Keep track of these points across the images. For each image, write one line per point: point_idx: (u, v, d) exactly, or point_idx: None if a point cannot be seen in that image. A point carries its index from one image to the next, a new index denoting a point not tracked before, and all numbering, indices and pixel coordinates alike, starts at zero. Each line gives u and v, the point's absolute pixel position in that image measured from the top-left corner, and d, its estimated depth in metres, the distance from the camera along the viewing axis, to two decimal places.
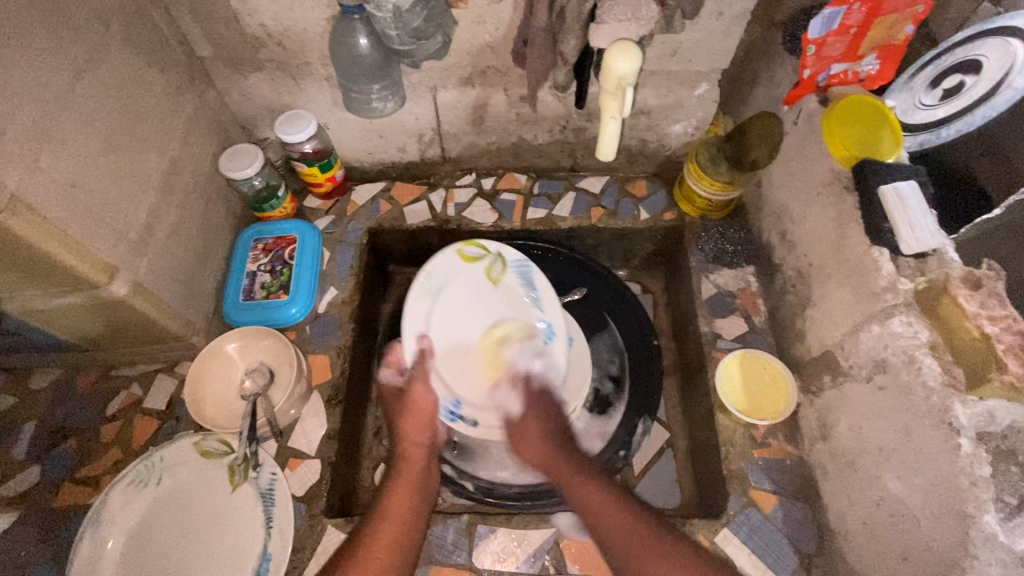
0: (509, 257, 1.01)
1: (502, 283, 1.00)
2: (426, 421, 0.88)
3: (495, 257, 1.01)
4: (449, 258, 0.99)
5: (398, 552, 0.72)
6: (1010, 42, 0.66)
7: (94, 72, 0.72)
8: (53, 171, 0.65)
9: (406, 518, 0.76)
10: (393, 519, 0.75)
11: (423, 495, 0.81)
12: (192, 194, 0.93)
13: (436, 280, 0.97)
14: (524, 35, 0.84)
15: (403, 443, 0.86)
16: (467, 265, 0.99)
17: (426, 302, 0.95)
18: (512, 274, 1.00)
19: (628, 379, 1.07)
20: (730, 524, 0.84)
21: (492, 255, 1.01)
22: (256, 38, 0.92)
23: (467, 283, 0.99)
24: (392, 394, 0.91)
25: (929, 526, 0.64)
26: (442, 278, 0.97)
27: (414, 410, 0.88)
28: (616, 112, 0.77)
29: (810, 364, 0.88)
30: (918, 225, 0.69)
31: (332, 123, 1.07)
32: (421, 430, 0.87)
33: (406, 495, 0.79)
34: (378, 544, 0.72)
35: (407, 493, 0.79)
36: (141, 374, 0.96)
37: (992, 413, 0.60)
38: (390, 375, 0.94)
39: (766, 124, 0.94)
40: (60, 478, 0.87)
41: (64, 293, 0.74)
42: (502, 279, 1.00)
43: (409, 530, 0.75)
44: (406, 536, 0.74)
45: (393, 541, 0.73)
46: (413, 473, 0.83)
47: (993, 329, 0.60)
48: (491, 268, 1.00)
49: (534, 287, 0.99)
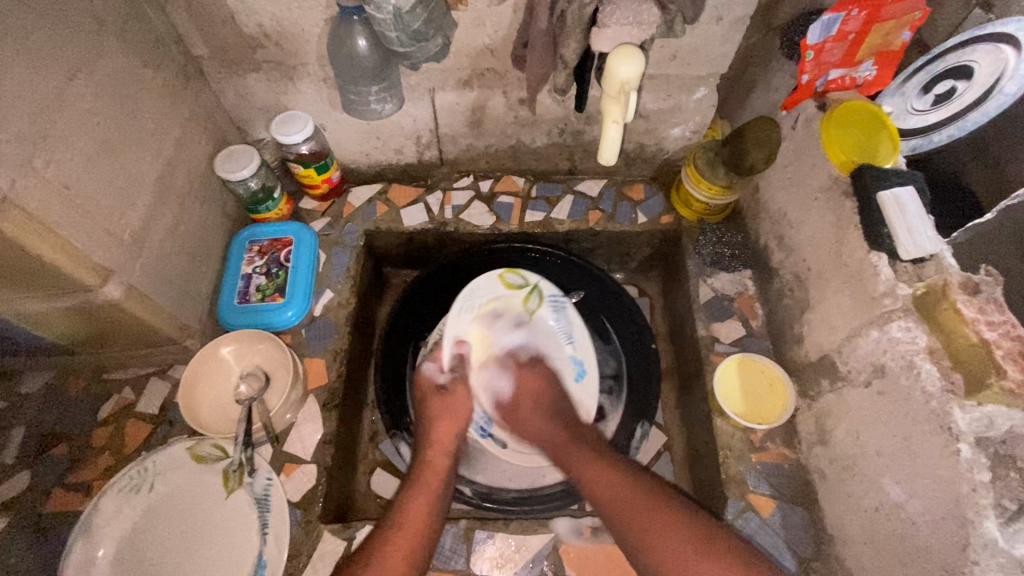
0: (545, 289, 0.99)
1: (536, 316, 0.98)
2: (453, 427, 0.89)
3: (532, 288, 0.98)
4: (490, 280, 0.97)
5: (417, 553, 0.74)
6: (1001, 48, 0.68)
7: (89, 72, 0.71)
8: (47, 172, 0.64)
9: (426, 519, 0.77)
10: (414, 520, 0.76)
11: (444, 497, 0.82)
12: (187, 196, 0.92)
13: (478, 299, 0.96)
14: (524, 38, 0.84)
15: (430, 446, 0.88)
16: (505, 291, 0.97)
17: (468, 315, 0.94)
18: (546, 306, 0.98)
19: (626, 381, 1.06)
20: (729, 529, 0.84)
21: (531, 286, 0.98)
22: (253, 39, 0.91)
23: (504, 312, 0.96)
24: (431, 389, 0.91)
25: (928, 531, 0.65)
26: (484, 299, 0.96)
27: (451, 413, 0.90)
28: (619, 117, 0.75)
29: (808, 368, 0.89)
30: (917, 230, 0.70)
31: (328, 125, 1.06)
32: (447, 436, 0.88)
33: (427, 502, 0.79)
34: (393, 552, 0.72)
35: (427, 493, 0.81)
36: (133, 378, 0.95)
37: (990, 418, 0.61)
38: (433, 369, 0.93)
39: (765, 130, 0.91)
40: (50, 484, 0.86)
41: (57, 296, 0.73)
42: (537, 310, 0.98)
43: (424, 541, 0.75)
44: (427, 536, 0.76)
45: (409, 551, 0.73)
46: (435, 473, 0.85)
47: (991, 334, 0.61)
48: (527, 299, 0.98)
49: (564, 318, 0.98)
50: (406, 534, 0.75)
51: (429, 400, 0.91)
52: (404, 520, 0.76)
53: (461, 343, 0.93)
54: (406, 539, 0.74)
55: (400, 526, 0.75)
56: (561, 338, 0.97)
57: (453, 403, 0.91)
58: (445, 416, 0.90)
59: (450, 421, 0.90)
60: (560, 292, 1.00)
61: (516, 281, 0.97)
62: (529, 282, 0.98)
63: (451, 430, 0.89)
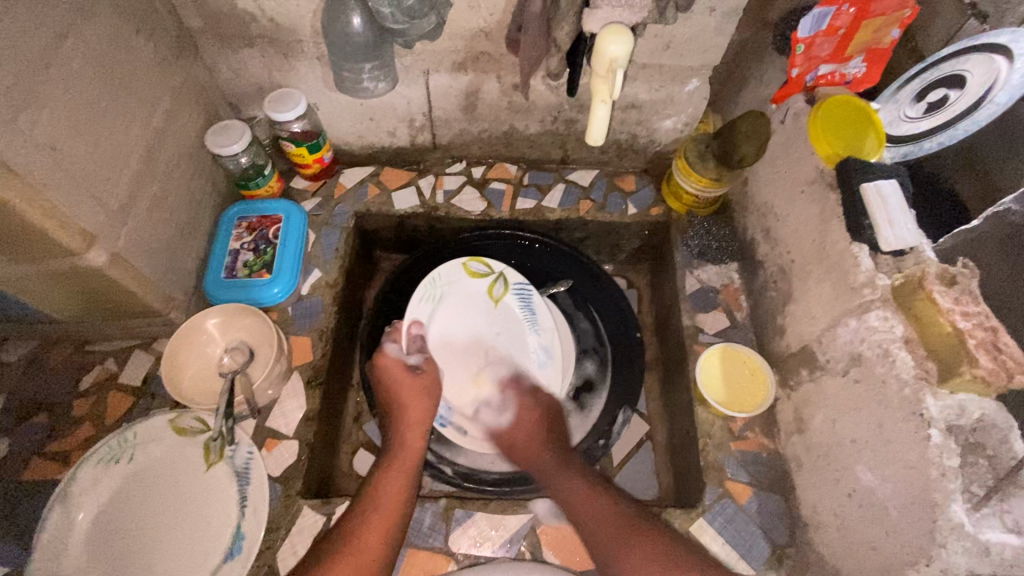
0: (511, 277, 1.06)
1: (502, 302, 1.06)
2: (426, 403, 0.91)
3: (498, 276, 1.06)
4: (453, 268, 1.05)
5: (390, 535, 0.74)
6: (994, 58, 0.67)
7: (80, 35, 0.71)
8: (34, 132, 0.64)
9: (400, 499, 0.78)
10: (388, 496, 0.78)
11: (416, 477, 0.83)
12: (176, 168, 0.92)
13: (439, 287, 1.03)
14: (519, 20, 0.85)
15: (407, 426, 0.88)
16: (468, 278, 1.06)
17: (428, 304, 1.02)
18: (512, 294, 1.06)
19: (610, 367, 1.07)
20: (706, 514, 0.85)
21: (495, 273, 1.06)
22: (248, 13, 0.91)
23: (469, 297, 1.05)
24: (401, 370, 0.92)
25: (897, 515, 0.66)
26: (445, 286, 1.04)
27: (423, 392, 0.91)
28: (606, 96, 0.77)
29: (789, 358, 0.90)
30: (897, 223, 0.71)
31: (322, 104, 1.06)
32: (421, 414, 0.90)
33: (399, 477, 0.81)
34: (369, 540, 0.73)
35: (403, 475, 0.81)
36: (116, 350, 0.94)
37: (962, 406, 0.63)
38: (396, 351, 0.95)
39: (755, 123, 0.95)
40: (29, 453, 0.86)
41: (42, 259, 0.73)
42: (503, 298, 1.06)
43: (400, 521, 0.76)
44: (402, 515, 0.77)
45: (382, 538, 0.73)
46: (411, 454, 0.85)
47: (965, 324, 0.61)
48: (493, 287, 1.06)
49: (530, 307, 1.04)
50: (382, 517, 0.75)
51: (398, 381, 0.91)
52: (379, 499, 0.77)
53: (420, 325, 0.98)
54: (382, 521, 0.75)
55: (378, 508, 0.76)
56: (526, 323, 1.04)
57: (428, 382, 0.93)
58: (413, 397, 0.90)
59: (421, 397, 0.91)
60: (527, 280, 1.06)
61: (481, 270, 1.06)
62: (494, 270, 1.06)
63: (425, 407, 0.90)
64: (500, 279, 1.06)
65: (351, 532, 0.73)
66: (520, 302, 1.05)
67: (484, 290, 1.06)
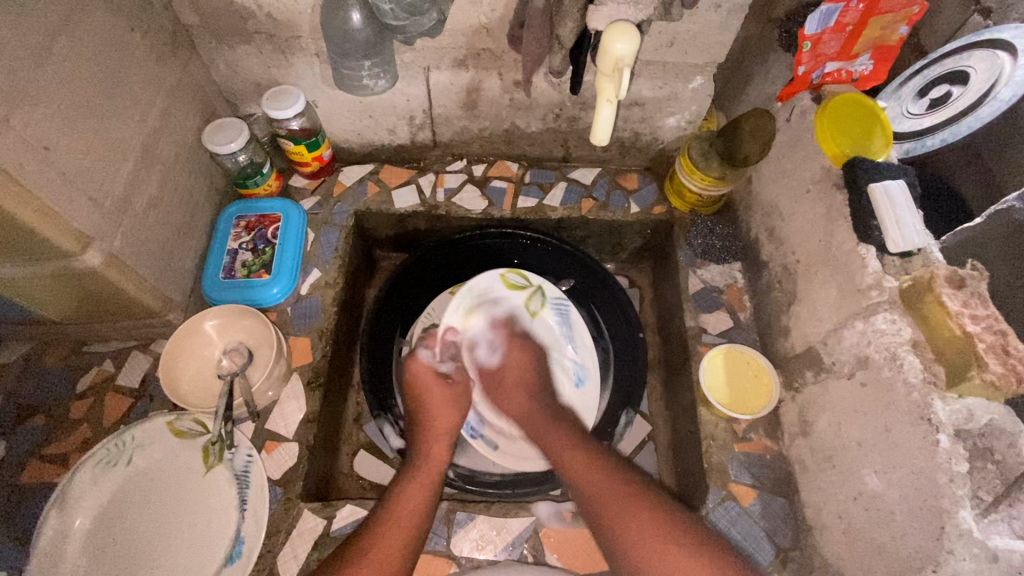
0: (549, 292, 1.07)
1: (539, 316, 1.06)
2: (455, 413, 0.92)
3: (536, 289, 1.07)
4: (493, 278, 1.05)
5: (409, 548, 0.73)
6: (998, 54, 0.67)
7: (73, 33, 0.70)
8: (26, 132, 0.63)
9: (419, 510, 0.77)
10: (408, 512, 0.77)
11: (438, 487, 0.82)
12: (173, 168, 0.90)
13: (478, 296, 1.03)
14: (521, 17, 0.84)
15: (432, 435, 0.89)
16: (508, 290, 1.05)
17: (466, 311, 1.01)
18: (549, 310, 1.06)
19: (612, 366, 1.06)
20: (709, 517, 0.85)
21: (533, 287, 1.07)
22: (244, 9, 0.89)
23: (508, 307, 1.05)
24: (434, 377, 0.93)
25: (904, 521, 0.65)
26: (483, 295, 1.03)
27: (455, 404, 0.92)
28: (612, 96, 0.75)
29: (794, 360, 0.89)
30: (905, 224, 0.69)
31: (321, 101, 1.05)
32: (448, 424, 0.90)
33: (421, 491, 0.80)
34: (386, 552, 0.72)
35: (425, 488, 0.81)
36: (113, 351, 0.93)
37: (971, 411, 0.62)
38: (430, 358, 0.95)
39: (758, 121, 0.91)
40: (27, 455, 0.85)
41: (35, 261, 0.71)
42: (541, 313, 1.06)
43: (419, 533, 0.75)
44: (420, 530, 0.76)
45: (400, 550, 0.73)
46: (436, 463, 0.85)
47: (974, 328, 0.60)
48: (531, 300, 1.06)
49: (568, 323, 1.06)
50: (400, 529, 0.74)
51: (428, 388, 0.92)
52: (397, 512, 0.76)
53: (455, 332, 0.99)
54: (401, 533, 0.74)
55: (394, 519, 0.75)
56: (562, 339, 1.05)
57: (459, 393, 0.94)
58: (442, 407, 0.91)
59: (448, 409, 0.92)
60: (565, 296, 1.07)
61: (518, 282, 1.06)
62: (533, 283, 1.07)
63: (452, 417, 0.91)
64: (537, 292, 1.06)
65: (368, 544, 0.72)
66: (558, 318, 1.06)
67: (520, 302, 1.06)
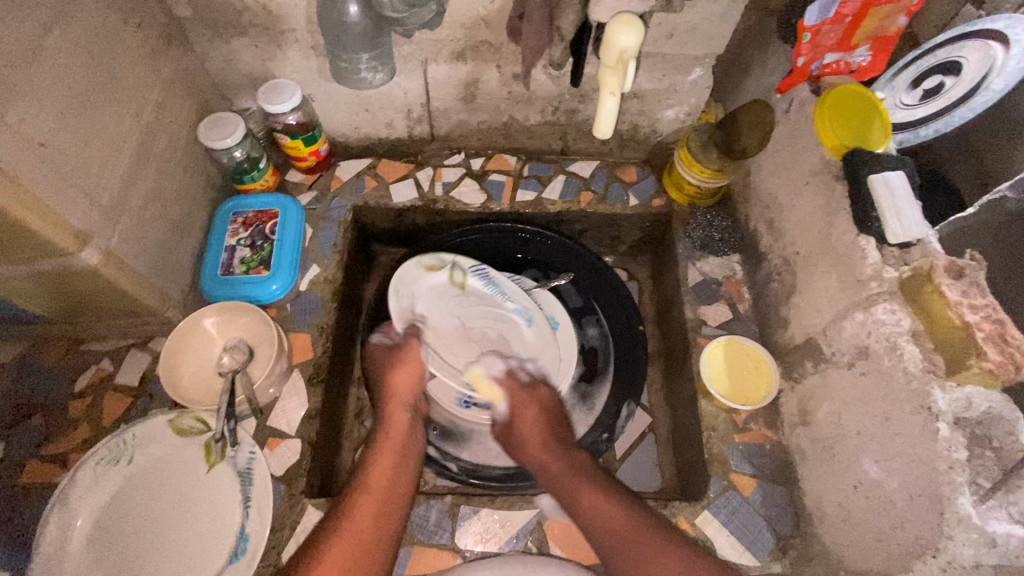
0: (464, 261, 1.03)
1: (467, 286, 1.03)
2: (414, 373, 0.87)
3: (453, 265, 1.03)
4: (412, 270, 1.00)
5: (389, 520, 0.73)
6: (990, 45, 0.66)
7: (65, 24, 0.68)
8: (22, 128, 0.62)
9: (390, 484, 0.76)
10: (378, 483, 0.75)
11: (408, 458, 0.81)
12: (169, 164, 0.89)
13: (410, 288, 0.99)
14: (520, 9, 0.84)
15: (387, 399, 0.86)
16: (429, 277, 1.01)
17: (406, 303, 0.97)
18: (472, 277, 1.03)
19: (612, 346, 1.07)
20: (711, 507, 0.86)
21: (448, 263, 1.03)
22: (239, 1, 0.88)
23: (435, 295, 1.01)
24: (384, 351, 0.90)
25: (904, 507, 0.66)
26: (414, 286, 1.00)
27: (409, 362, 0.88)
28: (616, 88, 0.74)
29: (792, 351, 0.90)
30: (904, 216, 0.69)
31: (317, 94, 1.04)
32: (409, 384, 0.87)
33: (388, 463, 0.78)
34: (358, 525, 0.70)
35: (391, 457, 0.79)
36: (111, 350, 0.92)
37: (969, 399, 0.62)
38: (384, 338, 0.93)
39: (759, 112, 0.91)
40: (26, 455, 0.84)
41: (32, 260, 0.71)
42: (466, 283, 1.03)
43: (392, 504, 0.74)
44: (396, 501, 0.75)
45: (373, 523, 0.71)
46: (400, 437, 0.82)
47: (972, 317, 0.61)
48: (453, 276, 1.03)
49: (493, 283, 1.03)
50: (373, 500, 0.73)
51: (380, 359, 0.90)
52: (368, 481, 0.75)
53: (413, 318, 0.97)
54: (373, 504, 0.73)
55: (367, 491, 0.74)
56: (497, 298, 1.03)
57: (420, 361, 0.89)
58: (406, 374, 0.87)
59: (409, 371, 0.87)
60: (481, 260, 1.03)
61: (434, 262, 1.02)
62: (447, 261, 1.02)
63: (409, 381, 0.87)
64: (455, 269, 1.03)
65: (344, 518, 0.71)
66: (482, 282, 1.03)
67: (445, 282, 1.02)
